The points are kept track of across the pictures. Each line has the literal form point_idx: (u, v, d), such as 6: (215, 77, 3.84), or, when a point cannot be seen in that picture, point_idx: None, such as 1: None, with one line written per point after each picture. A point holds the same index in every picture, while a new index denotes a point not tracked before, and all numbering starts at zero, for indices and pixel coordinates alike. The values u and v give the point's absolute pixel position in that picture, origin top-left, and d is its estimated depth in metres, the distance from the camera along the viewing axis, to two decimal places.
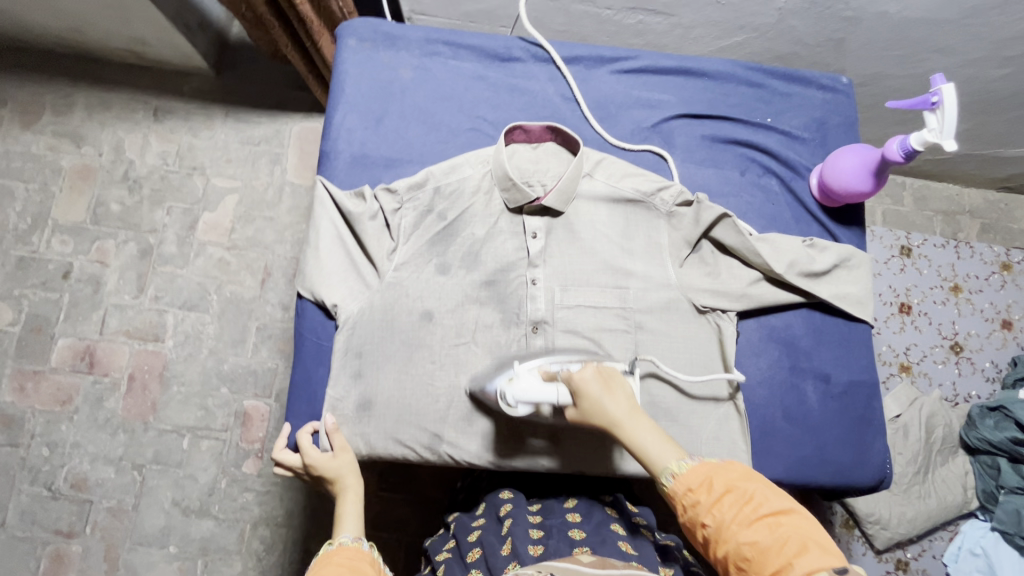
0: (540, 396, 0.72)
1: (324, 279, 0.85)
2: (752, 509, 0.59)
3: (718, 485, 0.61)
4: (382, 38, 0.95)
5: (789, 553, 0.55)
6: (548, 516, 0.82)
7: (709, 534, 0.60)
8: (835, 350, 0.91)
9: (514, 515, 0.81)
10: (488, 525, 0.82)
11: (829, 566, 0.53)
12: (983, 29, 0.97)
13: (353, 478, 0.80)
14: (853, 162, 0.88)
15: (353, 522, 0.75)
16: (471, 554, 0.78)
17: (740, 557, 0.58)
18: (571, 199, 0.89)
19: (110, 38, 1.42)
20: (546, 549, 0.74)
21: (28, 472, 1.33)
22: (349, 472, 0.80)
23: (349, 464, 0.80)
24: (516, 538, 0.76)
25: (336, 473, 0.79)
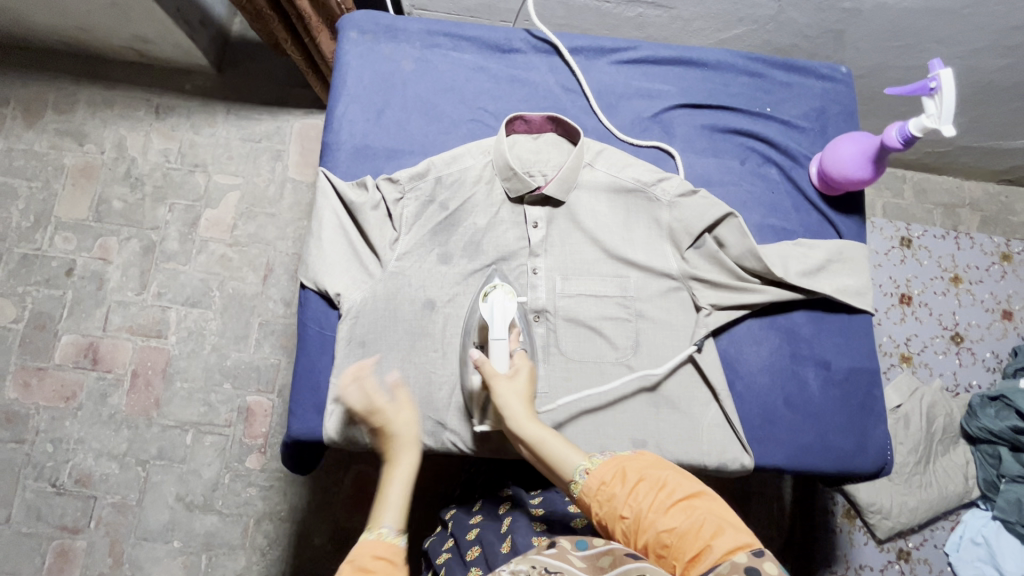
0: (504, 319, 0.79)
1: (327, 268, 0.85)
2: (667, 495, 0.62)
3: (628, 475, 0.65)
4: (383, 31, 0.96)
5: (705, 535, 0.58)
6: (551, 509, 0.83)
7: (629, 526, 0.63)
8: (835, 337, 0.91)
9: (513, 514, 0.82)
10: (487, 523, 0.83)
11: (741, 545, 0.56)
12: (982, 20, 0.98)
13: (411, 446, 0.77)
14: (852, 150, 0.88)
15: (397, 507, 0.71)
16: (471, 552, 0.79)
17: (660, 544, 0.60)
18: (571, 189, 0.90)
19: (112, 36, 1.43)
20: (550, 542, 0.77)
21: (32, 468, 1.34)
22: (407, 434, 0.78)
23: (410, 426, 0.78)
24: (516, 535, 0.78)
25: (395, 432, 0.78)
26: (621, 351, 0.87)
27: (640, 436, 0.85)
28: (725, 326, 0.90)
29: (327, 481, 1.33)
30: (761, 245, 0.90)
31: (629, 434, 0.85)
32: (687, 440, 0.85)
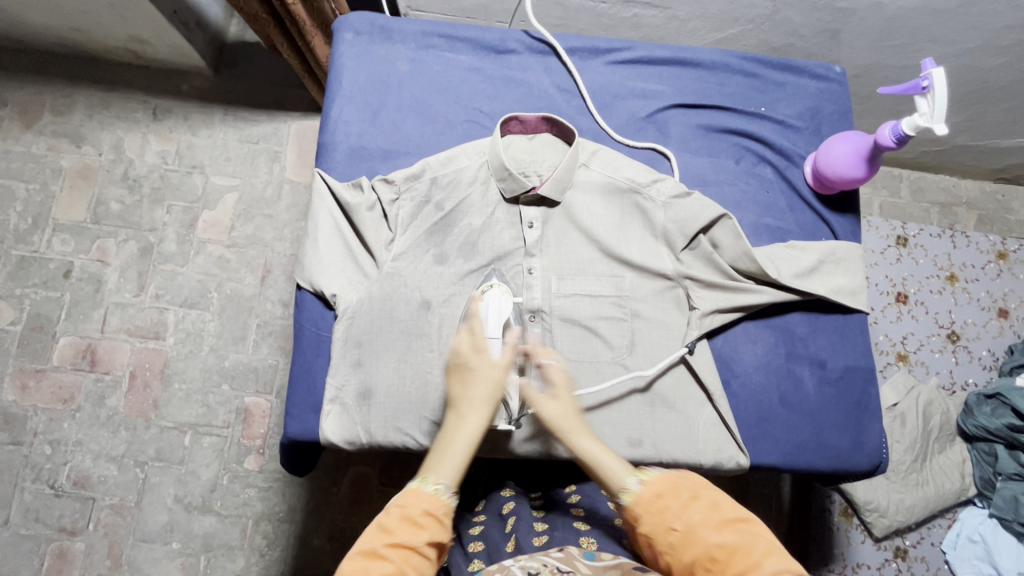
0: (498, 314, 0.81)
1: (323, 269, 0.86)
2: (719, 514, 0.64)
3: (680, 490, 0.67)
4: (378, 32, 0.96)
5: (757, 553, 0.61)
6: (551, 512, 0.83)
7: (677, 539, 0.64)
8: (830, 336, 0.91)
9: (517, 512, 0.83)
10: (491, 521, 0.84)
11: (790, 569, 0.59)
12: (976, 19, 0.98)
13: (492, 406, 0.74)
14: (846, 149, 0.88)
15: (459, 466, 0.71)
16: (474, 545, 0.81)
17: (707, 558, 0.62)
18: (567, 189, 0.90)
19: (110, 38, 1.43)
20: (550, 540, 0.75)
21: (31, 470, 1.34)
22: (494, 390, 0.73)
23: (500, 384, 0.74)
24: (520, 534, 0.77)
25: (484, 383, 0.73)
26: (616, 350, 0.87)
27: (636, 435, 0.85)
28: (720, 327, 0.90)
29: (325, 481, 1.33)
30: (756, 247, 0.91)
31: (625, 433, 0.85)
32: (683, 439, 0.85)
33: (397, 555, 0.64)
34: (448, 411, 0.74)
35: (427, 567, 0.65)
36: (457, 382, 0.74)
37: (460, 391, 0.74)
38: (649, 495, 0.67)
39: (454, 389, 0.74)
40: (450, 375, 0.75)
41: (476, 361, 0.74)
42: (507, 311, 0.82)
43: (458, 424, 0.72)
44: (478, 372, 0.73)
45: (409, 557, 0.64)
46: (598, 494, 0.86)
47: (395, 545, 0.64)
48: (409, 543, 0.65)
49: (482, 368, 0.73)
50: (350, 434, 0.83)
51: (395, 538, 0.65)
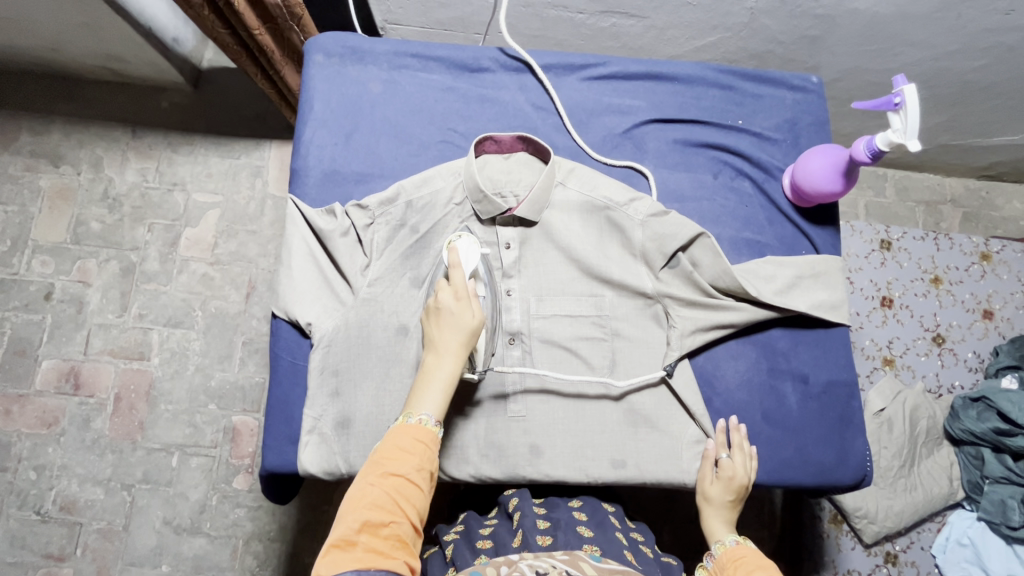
0: (470, 257, 0.78)
1: (298, 298, 0.85)
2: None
3: (770, 564, 0.73)
4: (349, 53, 0.95)
5: None
6: (552, 510, 0.81)
7: None
8: (812, 350, 0.91)
9: (522, 508, 0.80)
10: (499, 522, 0.81)
11: None
12: (954, 23, 0.98)
13: (467, 352, 0.72)
14: (822, 163, 0.88)
15: (441, 400, 0.70)
16: (482, 542, 0.77)
17: None
18: (543, 209, 0.89)
19: (85, 57, 1.41)
20: (555, 540, 0.73)
21: (16, 496, 1.32)
22: (471, 337, 0.72)
23: (476, 333, 0.72)
24: (525, 530, 0.75)
25: (458, 326, 0.72)
26: (597, 372, 0.86)
27: (620, 456, 0.84)
28: (701, 347, 0.89)
29: (315, 499, 1.31)
30: (737, 265, 0.91)
31: (608, 454, 0.84)
32: (667, 459, 0.85)
33: (389, 485, 0.63)
34: (423, 352, 0.72)
35: (419, 497, 0.65)
36: (434, 325, 0.73)
37: (437, 333, 0.72)
38: (739, 552, 0.76)
39: (430, 332, 0.73)
40: (427, 319, 0.74)
41: (457, 307, 0.72)
42: (474, 260, 0.78)
43: (434, 364, 0.71)
44: (457, 317, 0.72)
45: (399, 486, 0.64)
46: (598, 507, 0.84)
47: (387, 475, 0.64)
48: (400, 472, 0.65)
49: (461, 315, 0.72)
50: (331, 465, 0.82)
51: (386, 469, 0.65)
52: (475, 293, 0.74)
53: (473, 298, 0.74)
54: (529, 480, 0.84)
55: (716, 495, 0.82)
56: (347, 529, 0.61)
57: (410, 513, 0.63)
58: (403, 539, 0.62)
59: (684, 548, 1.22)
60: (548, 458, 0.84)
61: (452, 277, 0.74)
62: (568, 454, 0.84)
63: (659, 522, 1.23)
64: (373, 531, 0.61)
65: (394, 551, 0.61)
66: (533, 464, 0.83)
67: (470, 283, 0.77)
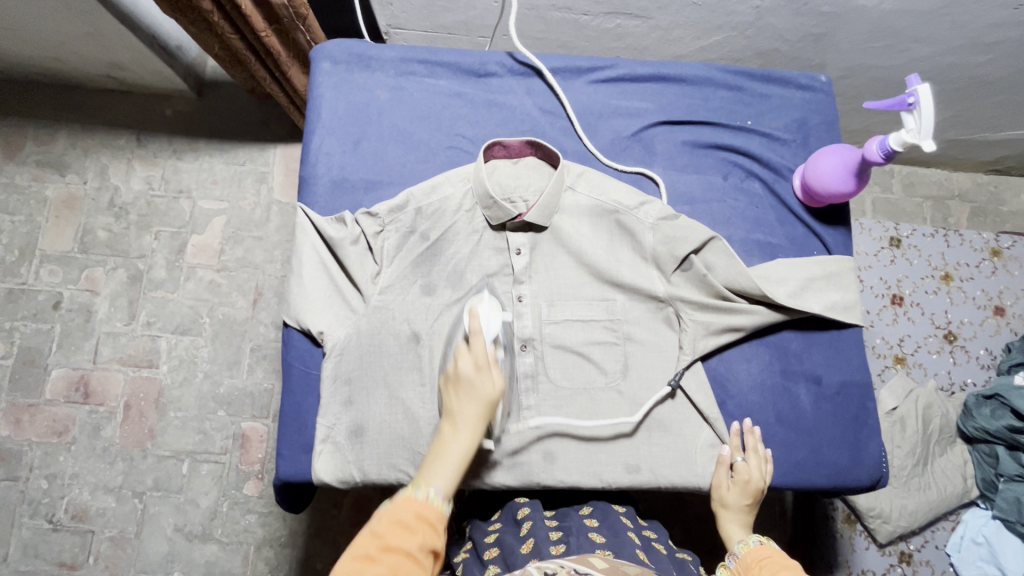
0: (494, 323, 0.78)
1: (309, 306, 0.84)
2: None
3: (795, 563, 0.73)
4: (356, 60, 0.95)
5: None
6: (564, 520, 0.81)
7: None
8: (825, 352, 0.91)
9: (533, 518, 0.80)
10: (507, 528, 0.80)
11: None
12: (963, 18, 0.97)
13: (483, 425, 0.72)
14: (834, 163, 0.87)
15: (454, 475, 0.69)
16: (489, 552, 0.76)
17: None
18: (553, 214, 0.88)
19: (89, 66, 1.41)
20: (568, 547, 0.72)
21: (28, 506, 1.32)
22: (488, 410, 0.72)
23: (493, 407, 0.72)
24: (537, 539, 0.75)
25: (476, 398, 0.71)
26: (610, 377, 0.86)
27: (633, 461, 0.84)
28: (714, 350, 0.89)
29: (326, 504, 1.31)
30: (750, 268, 0.90)
31: (622, 459, 0.84)
32: (681, 463, 0.84)
33: (391, 560, 0.62)
34: (441, 421, 0.72)
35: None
36: (452, 394, 0.73)
37: (456, 404, 0.72)
38: (762, 552, 0.75)
39: (448, 401, 0.73)
40: (446, 386, 0.74)
41: (476, 378, 0.72)
42: (496, 328, 0.78)
43: (450, 437, 0.71)
44: (476, 387, 0.72)
45: (400, 562, 0.62)
46: (612, 509, 0.84)
47: (388, 548, 0.63)
48: (401, 548, 0.63)
49: (480, 385, 0.72)
50: (345, 474, 0.82)
51: (388, 542, 0.63)
52: (496, 363, 0.74)
53: (494, 368, 0.73)
54: (544, 486, 0.84)
55: (733, 500, 0.82)
56: None
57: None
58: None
59: (696, 549, 1.22)
60: (561, 463, 0.83)
61: (474, 345, 0.74)
62: (580, 461, 0.84)
63: (670, 524, 1.23)
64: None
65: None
66: (547, 470, 0.83)
67: (491, 350, 0.76)
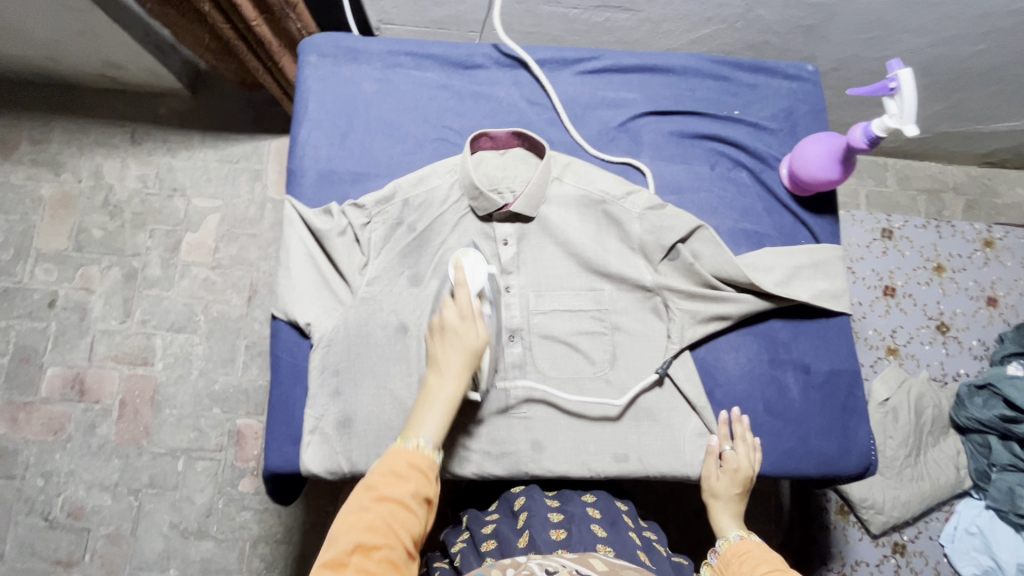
0: (481, 275, 0.79)
1: (296, 298, 0.85)
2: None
3: (775, 557, 0.73)
4: (343, 53, 0.95)
5: None
6: (566, 503, 0.82)
7: None
8: (813, 340, 0.91)
9: (529, 507, 0.80)
10: (504, 518, 0.80)
11: None
12: (952, 8, 0.97)
13: (469, 374, 0.73)
14: (820, 151, 0.87)
15: (440, 423, 0.71)
16: (486, 543, 0.77)
17: None
18: (540, 204, 0.89)
19: (83, 65, 1.41)
20: (569, 535, 0.74)
21: (24, 503, 1.32)
22: (473, 358, 0.73)
23: (478, 355, 0.73)
24: (533, 529, 0.75)
25: (461, 347, 0.73)
26: (598, 366, 0.86)
27: (622, 450, 0.84)
28: (702, 338, 0.89)
29: (321, 500, 1.31)
30: (738, 256, 0.90)
31: (610, 448, 0.84)
32: (670, 452, 0.84)
33: (382, 508, 0.64)
34: (427, 371, 0.74)
35: (413, 522, 0.65)
36: (437, 344, 0.74)
37: (441, 353, 0.73)
38: (743, 547, 0.76)
39: (433, 351, 0.74)
40: (431, 337, 0.75)
41: (461, 328, 0.74)
42: (482, 280, 0.79)
43: (436, 384, 0.72)
44: (461, 337, 0.73)
45: (394, 509, 0.64)
46: (613, 504, 0.84)
47: (381, 498, 0.64)
48: (395, 496, 0.65)
49: (466, 335, 0.73)
50: (334, 465, 0.82)
51: (381, 493, 0.65)
52: (480, 315, 0.76)
53: (478, 318, 0.75)
54: (532, 475, 0.84)
55: (723, 490, 0.82)
56: (339, 551, 0.61)
57: (404, 538, 0.63)
58: (395, 563, 0.62)
59: (690, 541, 1.22)
60: (550, 455, 0.84)
61: (458, 296, 0.76)
62: (568, 450, 0.84)
63: (665, 516, 1.23)
64: (365, 553, 0.61)
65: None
66: (535, 460, 0.83)
67: (476, 302, 0.78)
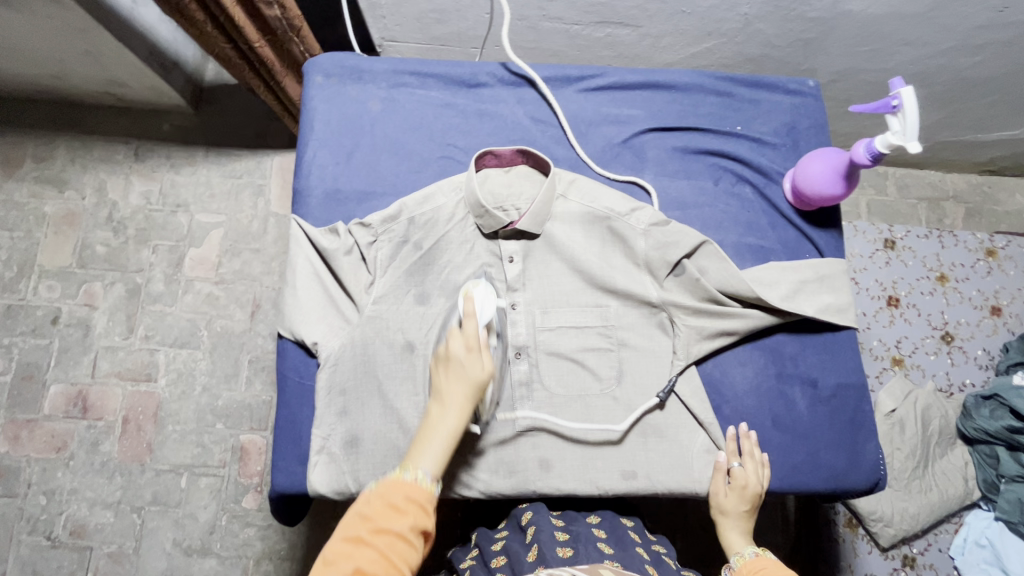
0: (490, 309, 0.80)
1: (303, 317, 0.85)
2: None
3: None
4: (348, 72, 0.96)
5: None
6: (571, 523, 0.81)
7: None
8: (820, 354, 0.91)
9: (536, 523, 0.79)
10: (513, 535, 0.80)
11: None
12: (951, 21, 0.98)
13: (472, 407, 0.72)
14: (822, 167, 0.88)
15: (441, 455, 0.69)
16: (496, 559, 0.76)
17: None
18: (545, 221, 0.89)
19: (87, 83, 1.42)
20: (576, 552, 0.72)
21: (26, 523, 1.32)
22: (476, 391, 0.71)
23: (482, 388, 0.72)
24: (543, 544, 0.74)
25: (465, 379, 0.71)
26: (605, 383, 0.86)
27: (630, 467, 0.84)
28: (708, 354, 0.89)
29: (324, 516, 1.30)
30: (743, 271, 0.91)
31: (618, 465, 0.84)
32: (678, 468, 0.84)
33: (381, 543, 0.62)
34: (430, 401, 0.72)
35: (412, 555, 0.63)
36: (442, 374, 0.72)
37: (445, 384, 0.72)
38: (758, 564, 0.76)
39: (437, 380, 0.73)
40: (436, 366, 0.74)
41: (466, 360, 0.72)
42: (490, 312, 0.79)
43: (438, 416, 0.71)
44: (465, 369, 0.71)
45: (392, 544, 0.62)
46: (618, 522, 0.83)
47: (379, 531, 0.63)
48: (392, 530, 0.63)
49: (469, 367, 0.71)
50: (341, 485, 0.82)
51: (379, 525, 0.63)
52: (486, 346, 0.74)
53: (484, 350, 0.74)
54: (541, 493, 0.83)
55: (732, 507, 0.81)
56: None
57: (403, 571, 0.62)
58: None
59: (697, 555, 1.21)
60: (559, 473, 0.83)
61: (466, 327, 0.74)
62: (577, 469, 0.84)
63: (672, 530, 1.22)
64: None
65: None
66: (543, 478, 0.83)
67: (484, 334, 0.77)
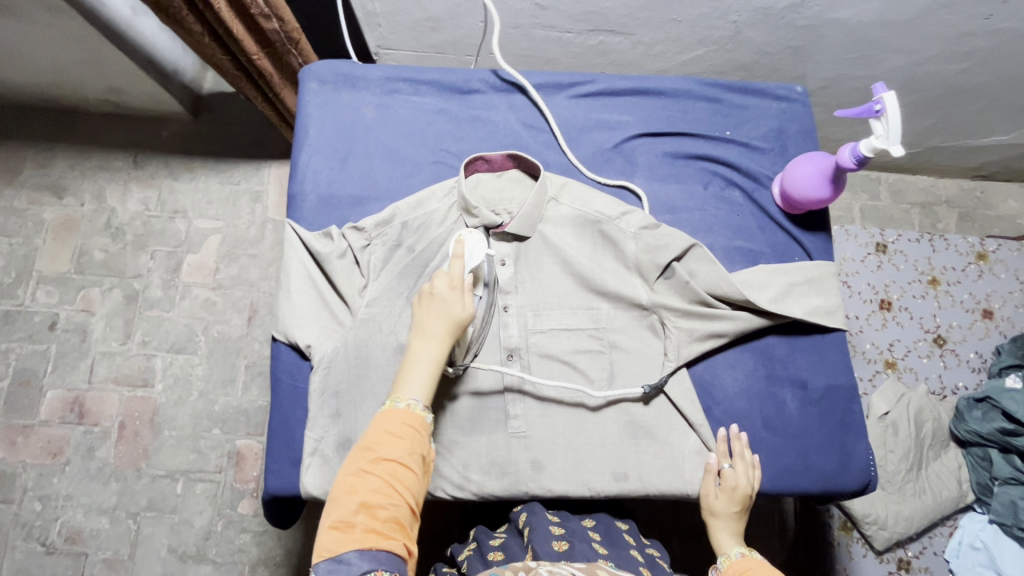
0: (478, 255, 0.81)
1: (296, 321, 0.86)
2: None
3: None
4: (342, 79, 0.97)
5: None
6: (566, 520, 0.81)
7: None
8: (809, 356, 0.91)
9: (532, 522, 0.78)
10: (512, 535, 0.80)
11: None
12: (937, 29, 0.99)
13: (453, 341, 0.73)
14: (810, 170, 0.89)
15: (428, 383, 0.70)
16: (494, 554, 0.76)
17: None
18: (536, 224, 0.90)
19: (87, 91, 1.44)
20: (571, 547, 0.74)
21: (21, 529, 1.31)
22: (457, 328, 0.73)
23: (463, 326, 0.73)
24: (538, 543, 0.74)
25: (445, 313, 0.73)
26: (595, 384, 0.87)
27: (621, 469, 0.84)
28: (699, 356, 0.89)
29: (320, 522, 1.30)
30: (732, 274, 0.92)
31: (609, 467, 0.84)
32: (669, 470, 0.84)
33: (381, 470, 0.63)
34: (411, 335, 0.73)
35: (413, 480, 0.65)
36: (424, 310, 0.74)
37: (425, 318, 0.73)
38: (744, 565, 0.77)
39: (419, 315, 0.74)
40: (418, 303, 0.75)
41: (449, 297, 0.73)
42: (478, 258, 0.80)
43: (419, 346, 0.72)
44: (447, 307, 0.73)
45: (393, 470, 0.64)
46: (612, 525, 0.83)
47: (379, 460, 0.64)
48: (392, 457, 0.64)
49: (451, 304, 0.73)
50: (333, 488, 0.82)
51: (379, 454, 0.64)
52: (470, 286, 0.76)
53: (467, 291, 0.75)
54: (533, 495, 0.84)
55: (722, 508, 0.81)
56: (345, 511, 0.62)
57: (406, 496, 0.64)
58: (400, 521, 0.63)
59: (693, 560, 1.21)
60: (551, 474, 0.84)
61: (452, 268, 0.76)
62: (569, 470, 0.84)
63: (668, 534, 1.22)
64: (370, 511, 0.62)
65: (392, 535, 0.62)
66: (535, 480, 0.84)
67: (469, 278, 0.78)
